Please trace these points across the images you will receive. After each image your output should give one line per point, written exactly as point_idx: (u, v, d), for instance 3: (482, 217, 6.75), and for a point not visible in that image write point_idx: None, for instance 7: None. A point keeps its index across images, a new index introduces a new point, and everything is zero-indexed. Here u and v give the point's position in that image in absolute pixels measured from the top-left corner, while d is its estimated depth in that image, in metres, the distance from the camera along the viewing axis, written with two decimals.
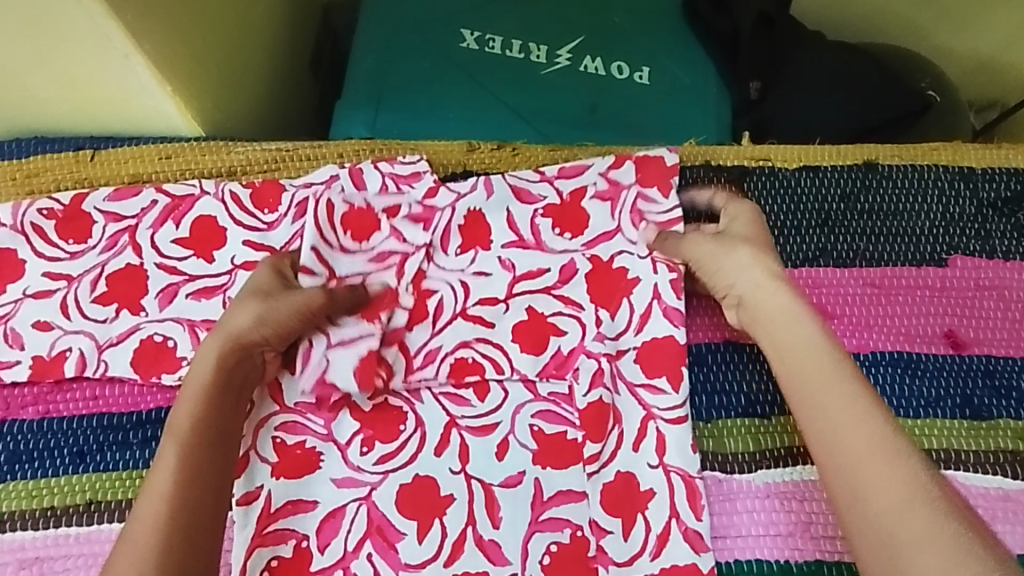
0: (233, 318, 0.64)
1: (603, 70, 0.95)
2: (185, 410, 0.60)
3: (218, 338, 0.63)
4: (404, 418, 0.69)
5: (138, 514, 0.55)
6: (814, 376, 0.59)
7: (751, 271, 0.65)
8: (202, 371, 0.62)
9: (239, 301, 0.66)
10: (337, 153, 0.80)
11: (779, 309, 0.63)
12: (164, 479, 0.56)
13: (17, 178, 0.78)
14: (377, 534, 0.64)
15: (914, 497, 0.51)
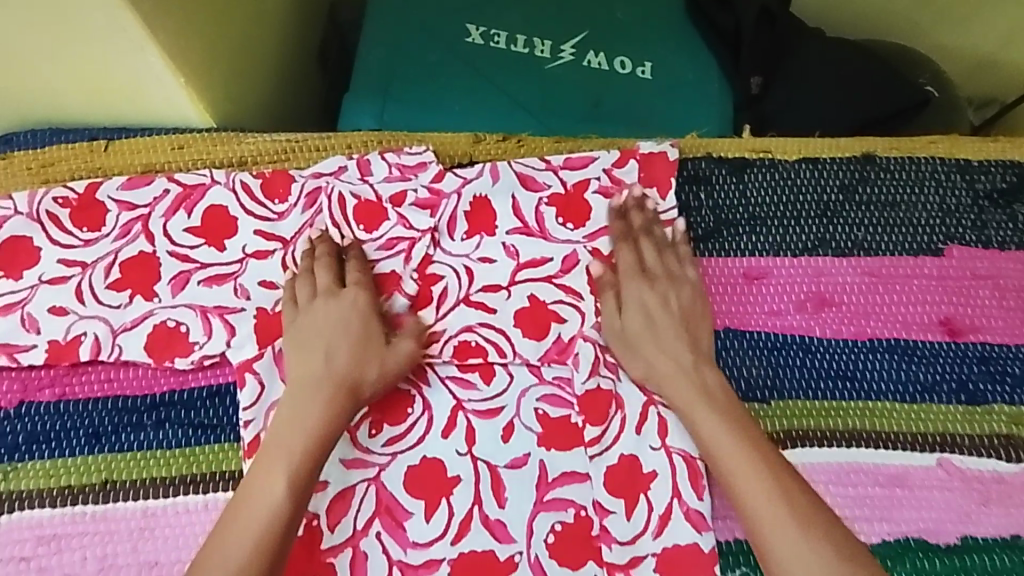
0: (337, 358, 0.68)
1: (606, 65, 0.97)
2: (296, 442, 0.64)
3: (323, 376, 0.67)
4: (411, 400, 0.70)
5: (230, 538, 0.60)
6: (701, 418, 0.66)
7: (657, 348, 0.70)
8: (304, 405, 0.66)
9: (341, 340, 0.69)
10: (345, 144, 0.81)
11: (674, 375, 0.69)
12: (267, 511, 0.61)
13: (33, 167, 0.79)
14: (386, 513, 0.66)
15: (771, 510, 0.61)
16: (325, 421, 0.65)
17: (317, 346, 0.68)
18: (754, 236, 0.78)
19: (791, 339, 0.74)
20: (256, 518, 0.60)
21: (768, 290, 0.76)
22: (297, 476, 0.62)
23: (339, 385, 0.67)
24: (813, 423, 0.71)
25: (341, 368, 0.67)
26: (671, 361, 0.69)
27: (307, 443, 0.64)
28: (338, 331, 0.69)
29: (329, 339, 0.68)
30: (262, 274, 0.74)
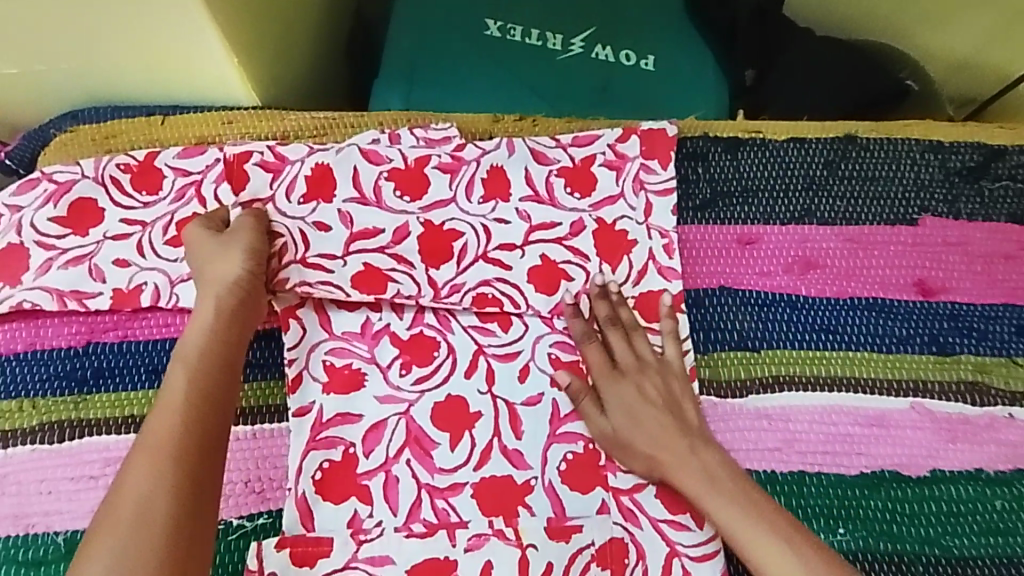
0: (224, 270, 0.73)
1: (612, 58, 1.06)
2: (191, 355, 0.68)
3: (211, 296, 0.72)
4: (437, 345, 0.78)
5: (156, 424, 0.63)
6: (701, 498, 0.69)
7: (649, 439, 0.72)
8: (200, 311, 0.71)
9: (221, 264, 0.73)
10: (378, 121, 0.90)
11: (665, 463, 0.71)
12: (176, 397, 0.65)
13: (98, 138, 0.88)
14: (415, 443, 0.73)
15: (780, 566, 0.64)
16: (217, 329, 0.70)
17: (206, 274, 0.73)
18: (746, 206, 0.86)
19: (779, 297, 0.82)
20: (163, 424, 0.63)
21: (758, 254, 0.84)
22: (194, 377, 0.66)
23: (227, 288, 0.72)
24: (798, 370, 0.78)
25: (220, 284, 0.72)
26: (661, 450, 0.71)
27: (197, 352, 0.68)
28: (222, 247, 0.74)
29: (212, 267, 0.73)
30: None
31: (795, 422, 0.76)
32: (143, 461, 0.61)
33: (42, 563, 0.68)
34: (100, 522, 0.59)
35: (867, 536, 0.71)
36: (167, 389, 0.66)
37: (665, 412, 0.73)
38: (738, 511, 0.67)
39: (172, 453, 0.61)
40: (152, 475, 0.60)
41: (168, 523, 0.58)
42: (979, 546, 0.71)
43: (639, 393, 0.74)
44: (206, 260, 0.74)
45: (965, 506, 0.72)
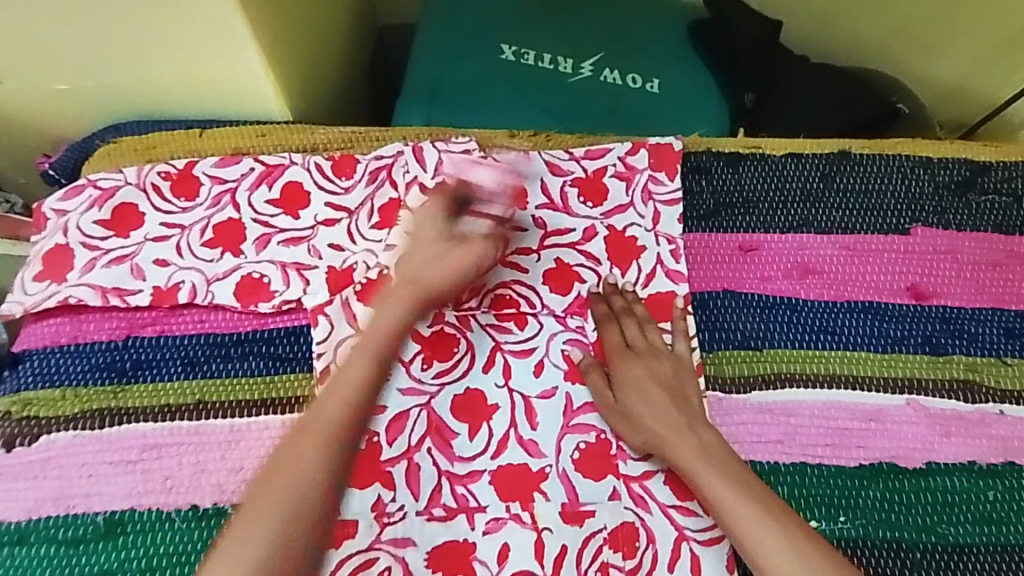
0: (427, 272, 0.79)
1: (620, 80, 1.13)
2: (376, 339, 0.75)
3: (413, 286, 0.78)
4: (457, 342, 0.82)
5: (322, 405, 0.71)
6: (696, 470, 0.72)
7: (653, 413, 0.76)
8: (390, 304, 0.77)
9: (450, 257, 0.79)
10: (402, 135, 0.96)
11: (664, 435, 0.75)
12: (345, 387, 0.72)
13: (138, 148, 0.93)
14: (435, 432, 0.77)
15: (763, 535, 0.67)
16: (397, 325, 0.77)
17: (411, 263, 0.79)
18: (747, 216, 0.92)
19: (780, 300, 0.87)
20: (330, 403, 0.71)
21: (759, 260, 0.89)
22: (377, 359, 0.74)
23: (415, 291, 0.78)
24: (799, 367, 0.83)
25: (440, 278, 0.78)
26: (663, 423, 0.75)
27: (386, 339, 0.75)
28: (438, 253, 0.80)
29: (429, 259, 0.79)
30: (331, 238, 0.88)
31: (797, 416, 0.80)
32: (305, 436, 0.69)
33: (81, 542, 0.71)
34: (260, 478, 0.68)
35: (867, 524, 0.75)
36: (343, 369, 0.73)
37: (674, 392, 0.77)
38: (734, 486, 0.70)
39: (327, 437, 0.69)
40: (326, 452, 0.68)
41: (319, 495, 0.67)
42: (974, 535, 0.74)
43: (650, 372, 0.79)
44: (417, 262, 0.79)
45: (959, 496, 0.76)
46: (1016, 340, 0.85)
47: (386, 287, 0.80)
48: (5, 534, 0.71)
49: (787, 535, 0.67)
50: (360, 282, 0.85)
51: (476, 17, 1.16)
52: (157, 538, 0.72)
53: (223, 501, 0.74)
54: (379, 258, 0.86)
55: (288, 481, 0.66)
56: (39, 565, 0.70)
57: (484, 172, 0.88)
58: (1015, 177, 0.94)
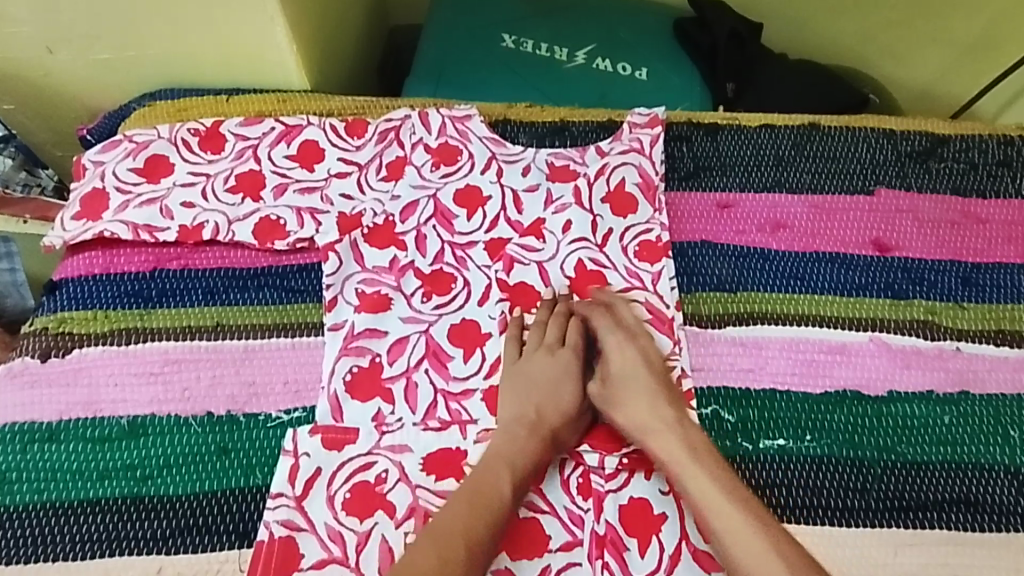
0: (548, 404, 0.80)
1: (611, 68, 1.24)
2: (507, 462, 0.75)
3: (521, 419, 0.79)
4: (454, 279, 0.90)
5: (457, 521, 0.70)
6: (681, 467, 0.74)
7: (648, 412, 0.78)
8: (516, 436, 0.77)
9: (569, 401, 0.81)
10: (409, 104, 1.05)
11: (658, 438, 0.77)
12: (483, 505, 0.72)
13: (171, 111, 1.02)
14: (432, 354, 0.84)
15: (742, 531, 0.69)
16: (527, 450, 0.76)
17: (544, 386, 0.81)
18: (724, 178, 1.00)
19: (753, 250, 0.94)
20: (496, 486, 0.73)
21: (734, 215, 0.97)
22: (517, 484, 0.74)
23: (537, 426, 0.78)
24: (770, 307, 0.89)
25: (560, 414, 0.80)
26: (655, 417, 0.78)
27: (517, 464, 0.75)
28: (555, 387, 0.82)
29: (545, 395, 0.81)
30: (342, 189, 0.96)
31: (768, 348, 0.86)
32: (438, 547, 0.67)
33: (106, 440, 0.78)
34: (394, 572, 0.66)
35: (831, 443, 0.80)
36: (486, 469, 0.74)
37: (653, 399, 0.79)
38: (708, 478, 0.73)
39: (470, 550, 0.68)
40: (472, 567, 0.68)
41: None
42: (931, 454, 0.80)
43: (637, 381, 0.81)
44: (536, 392, 0.81)
45: (917, 421, 0.82)
46: (972, 288, 0.92)
47: (501, 415, 0.80)
48: (37, 431, 0.78)
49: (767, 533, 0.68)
50: (367, 226, 0.93)
51: (480, 11, 1.27)
52: (174, 440, 0.78)
53: (235, 409, 0.80)
54: (385, 206, 0.95)
55: (453, 543, 0.68)
56: (68, 459, 0.77)
57: (477, 145, 1.00)
58: (972, 148, 1.02)
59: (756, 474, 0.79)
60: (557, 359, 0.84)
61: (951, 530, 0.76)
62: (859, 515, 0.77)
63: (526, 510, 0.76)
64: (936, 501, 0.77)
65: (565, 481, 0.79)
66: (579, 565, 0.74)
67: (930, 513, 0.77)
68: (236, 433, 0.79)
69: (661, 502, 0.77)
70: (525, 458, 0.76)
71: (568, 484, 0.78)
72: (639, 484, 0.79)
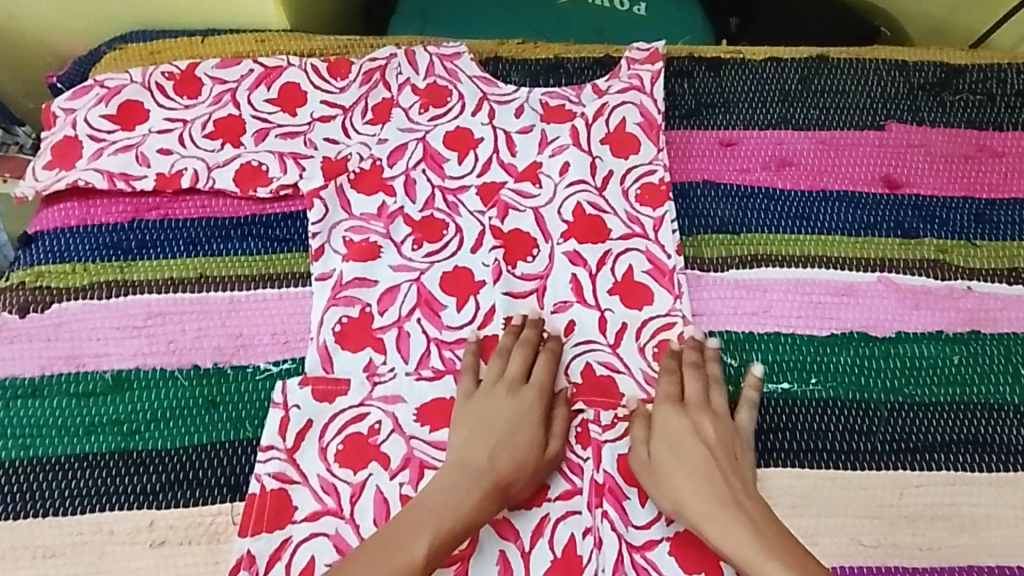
0: (499, 450, 0.72)
1: (608, 3, 1.17)
2: (437, 511, 0.68)
3: (468, 467, 0.71)
4: (446, 226, 0.86)
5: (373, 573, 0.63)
6: (705, 525, 0.68)
7: (689, 485, 0.70)
8: (454, 483, 0.70)
9: (522, 445, 0.72)
10: (395, 42, 1.00)
11: (697, 496, 0.70)
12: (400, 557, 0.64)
13: (144, 54, 0.98)
14: (424, 304, 0.81)
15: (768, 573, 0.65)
16: (460, 501, 0.68)
17: (498, 431, 0.73)
18: (727, 114, 0.95)
19: (757, 190, 0.90)
20: (411, 545, 0.65)
21: (738, 154, 0.93)
22: (438, 539, 0.66)
23: (480, 473, 0.70)
24: (776, 250, 0.86)
25: (512, 462, 0.71)
26: (700, 488, 0.70)
27: (451, 519, 0.67)
28: (510, 428, 0.73)
29: (499, 438, 0.73)
30: (326, 133, 0.91)
31: (773, 291, 0.83)
32: None
33: (91, 396, 0.76)
34: None
35: (837, 386, 0.78)
36: (404, 525, 0.67)
37: (696, 453, 0.72)
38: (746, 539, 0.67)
39: None
40: None
41: None
42: (941, 396, 0.77)
43: (676, 432, 0.73)
44: (487, 437, 0.73)
45: (926, 361, 0.79)
46: (985, 225, 0.88)
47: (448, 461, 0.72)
48: (20, 387, 0.76)
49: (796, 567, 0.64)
50: (353, 170, 0.89)
51: None
52: (161, 394, 0.76)
53: (222, 361, 0.78)
54: (372, 150, 0.90)
55: None
56: (52, 415, 0.75)
57: (467, 85, 0.95)
58: (989, 79, 0.97)
59: (759, 419, 0.77)
60: (514, 398, 0.75)
61: (959, 471, 0.74)
62: (864, 458, 0.75)
63: None
64: (945, 442, 0.75)
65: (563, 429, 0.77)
66: (577, 514, 0.73)
67: (938, 454, 0.75)
68: (224, 387, 0.76)
69: None
70: (458, 511, 0.68)
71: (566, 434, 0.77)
72: None
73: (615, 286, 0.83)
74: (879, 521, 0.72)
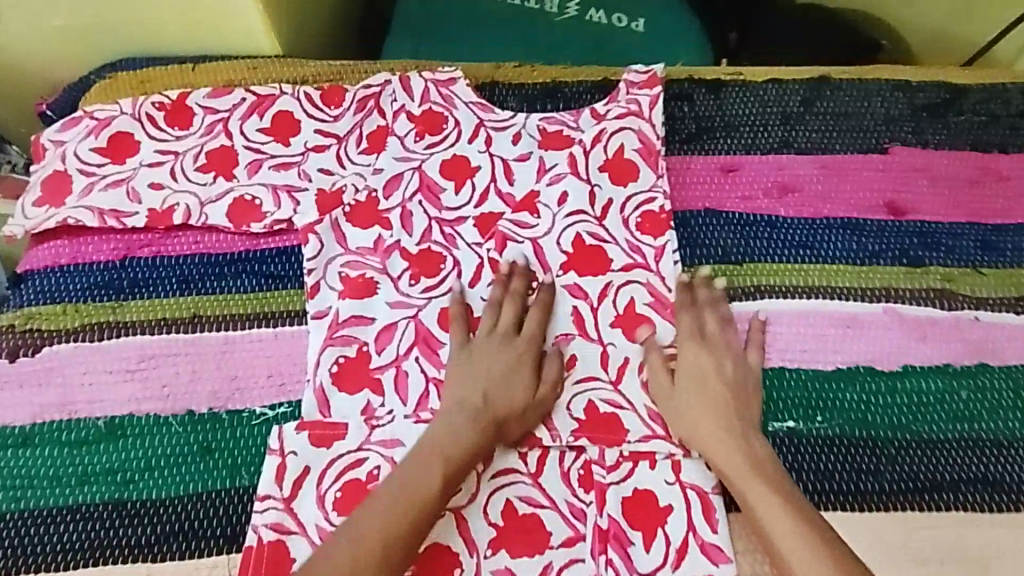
0: (434, 453, 0.71)
1: (605, 20, 1.15)
2: (373, 513, 0.67)
3: (398, 477, 0.69)
4: (444, 259, 0.85)
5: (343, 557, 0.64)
6: (726, 454, 0.72)
7: (706, 421, 0.74)
8: (390, 490, 0.68)
9: (455, 446, 0.71)
10: (389, 67, 0.98)
11: (721, 433, 0.73)
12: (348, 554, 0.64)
13: (133, 83, 0.95)
14: (423, 342, 0.80)
15: (783, 527, 0.67)
16: (395, 508, 0.67)
17: (428, 439, 0.72)
18: (728, 139, 0.94)
19: (760, 218, 0.89)
20: (425, 481, 0.69)
21: (738, 180, 0.91)
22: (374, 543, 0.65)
23: (409, 483, 0.68)
24: (778, 281, 0.85)
25: (512, 397, 0.75)
26: (720, 424, 0.74)
27: (451, 456, 0.71)
28: (442, 433, 0.72)
29: (430, 444, 0.71)
30: (321, 164, 0.90)
31: (776, 324, 0.82)
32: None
33: (84, 444, 0.74)
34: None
35: (842, 424, 0.77)
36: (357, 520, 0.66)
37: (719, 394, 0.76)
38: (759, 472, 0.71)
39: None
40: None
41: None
42: (948, 432, 0.76)
43: (706, 376, 0.77)
44: (420, 447, 0.71)
45: (933, 397, 0.78)
46: (991, 252, 0.87)
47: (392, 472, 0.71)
48: (12, 436, 0.75)
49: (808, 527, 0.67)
50: (348, 203, 0.87)
51: None
52: (155, 441, 0.75)
53: (218, 406, 0.77)
54: (367, 181, 0.89)
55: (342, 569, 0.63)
56: (45, 465, 0.73)
57: (462, 111, 0.93)
58: (993, 99, 0.96)
59: None
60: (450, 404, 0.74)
61: (968, 511, 0.73)
62: (871, 499, 0.74)
63: (524, 505, 0.73)
64: (953, 481, 0.74)
65: (565, 472, 0.75)
66: (581, 560, 0.71)
67: (946, 494, 0.74)
68: (220, 433, 0.75)
69: (666, 492, 0.74)
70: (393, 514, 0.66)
71: (569, 477, 0.75)
72: (643, 473, 0.75)
73: (616, 319, 0.82)
74: (887, 562, 0.71)
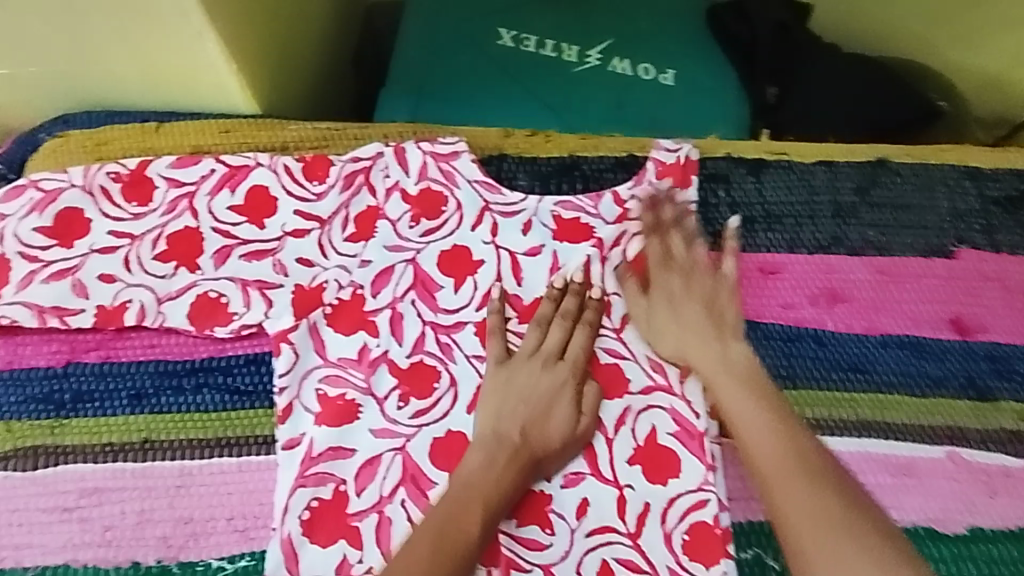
0: (467, 500, 0.65)
1: (630, 71, 1.00)
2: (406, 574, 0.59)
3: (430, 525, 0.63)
4: (438, 375, 0.73)
5: None
6: (733, 394, 0.69)
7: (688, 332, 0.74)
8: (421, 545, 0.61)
9: (488, 489, 0.66)
10: (382, 133, 0.85)
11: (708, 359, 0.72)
12: None
13: (88, 145, 0.83)
14: (410, 481, 0.69)
15: (808, 500, 0.61)
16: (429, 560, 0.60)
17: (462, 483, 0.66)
18: (770, 233, 0.81)
19: (805, 332, 0.77)
20: (467, 523, 0.63)
21: (780, 284, 0.79)
22: None
23: (440, 529, 0.63)
24: (824, 412, 0.73)
25: (551, 438, 0.69)
26: (709, 353, 0.72)
27: (490, 498, 0.65)
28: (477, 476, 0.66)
29: (461, 489, 0.66)
30: (300, 252, 0.77)
31: None
32: None
33: None
34: None
35: None
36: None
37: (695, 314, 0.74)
38: (764, 432, 0.67)
39: None
40: None
41: None
42: None
43: (686, 302, 0.75)
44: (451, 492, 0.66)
45: (1008, 567, 0.67)
46: None
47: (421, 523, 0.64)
48: None
49: (819, 501, 0.61)
50: (329, 303, 0.75)
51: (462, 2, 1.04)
52: None
53: (167, 558, 0.66)
54: (353, 275, 0.77)
55: None
56: None
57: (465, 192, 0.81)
58: None
59: None
60: (481, 445, 0.68)
61: None
62: None
63: None
64: None
65: None
66: None
67: None
68: None
69: None
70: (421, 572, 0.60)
71: None
72: None
73: (636, 453, 0.71)
74: None
